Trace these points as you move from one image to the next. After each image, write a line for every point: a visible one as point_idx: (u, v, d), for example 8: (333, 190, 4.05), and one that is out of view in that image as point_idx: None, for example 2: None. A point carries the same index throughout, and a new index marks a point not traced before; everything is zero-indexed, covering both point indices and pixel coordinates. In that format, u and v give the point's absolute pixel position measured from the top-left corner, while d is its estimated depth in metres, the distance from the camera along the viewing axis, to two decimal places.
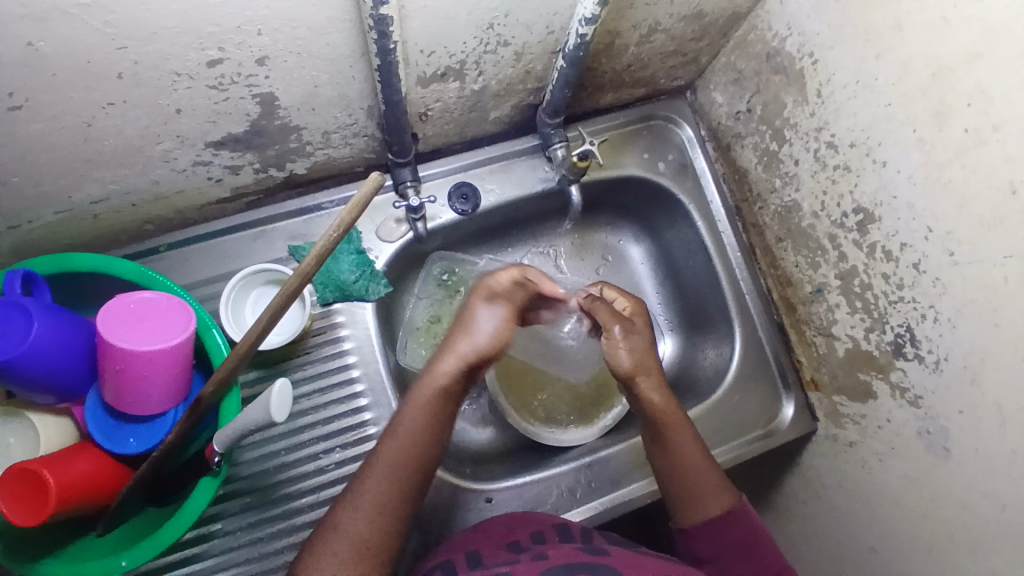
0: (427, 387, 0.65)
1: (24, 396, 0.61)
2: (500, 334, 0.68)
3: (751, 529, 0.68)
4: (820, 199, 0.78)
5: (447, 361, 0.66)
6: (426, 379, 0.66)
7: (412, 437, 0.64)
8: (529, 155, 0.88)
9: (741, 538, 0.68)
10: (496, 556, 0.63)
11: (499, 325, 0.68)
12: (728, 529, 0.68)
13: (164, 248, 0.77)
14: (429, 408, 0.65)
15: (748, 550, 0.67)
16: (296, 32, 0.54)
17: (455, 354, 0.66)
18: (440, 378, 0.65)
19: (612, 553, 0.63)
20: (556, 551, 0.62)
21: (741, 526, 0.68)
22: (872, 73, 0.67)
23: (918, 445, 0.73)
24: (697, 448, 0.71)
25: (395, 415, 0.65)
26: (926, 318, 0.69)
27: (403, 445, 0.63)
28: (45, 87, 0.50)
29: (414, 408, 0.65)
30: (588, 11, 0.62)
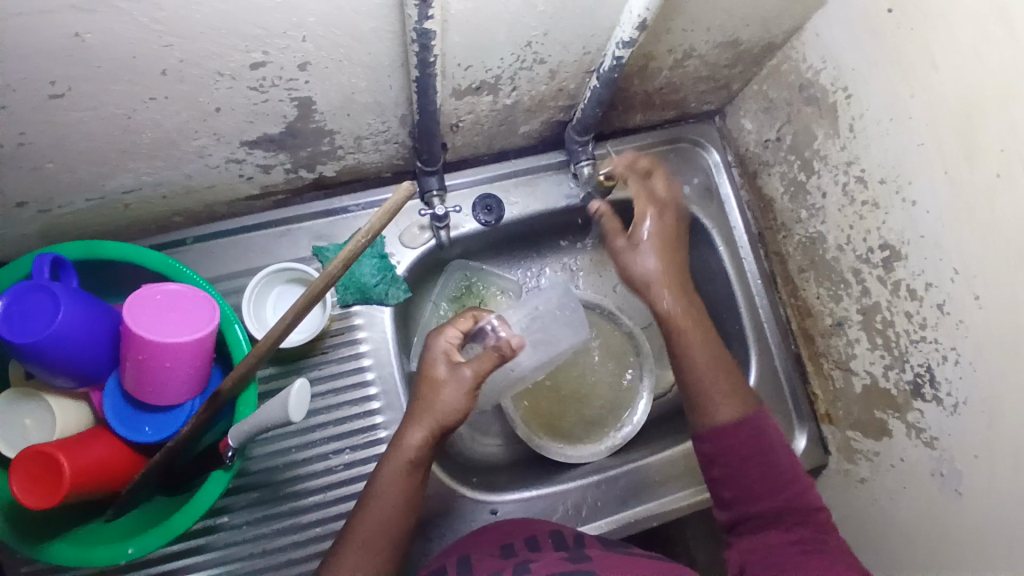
0: (394, 464, 0.65)
1: (45, 378, 0.62)
2: (462, 403, 0.65)
3: (766, 437, 0.71)
4: (846, 233, 0.78)
5: (414, 432, 0.65)
6: (393, 454, 0.65)
7: (381, 512, 0.64)
8: (555, 170, 0.88)
9: (758, 440, 0.71)
10: (486, 564, 0.65)
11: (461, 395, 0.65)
12: (747, 432, 0.71)
13: (191, 240, 0.78)
14: (401, 481, 0.65)
15: (762, 451, 0.70)
16: (338, 39, 0.55)
17: (422, 428, 0.65)
18: (406, 454, 0.65)
19: (594, 558, 0.64)
20: (539, 562, 0.63)
21: (759, 430, 0.71)
22: (905, 111, 0.67)
23: (929, 486, 0.72)
24: (716, 358, 0.75)
25: (369, 486, 0.65)
26: (947, 360, 0.68)
27: (377, 520, 0.63)
28: (88, 77, 0.51)
29: (384, 483, 0.64)
30: (627, 35, 0.62)
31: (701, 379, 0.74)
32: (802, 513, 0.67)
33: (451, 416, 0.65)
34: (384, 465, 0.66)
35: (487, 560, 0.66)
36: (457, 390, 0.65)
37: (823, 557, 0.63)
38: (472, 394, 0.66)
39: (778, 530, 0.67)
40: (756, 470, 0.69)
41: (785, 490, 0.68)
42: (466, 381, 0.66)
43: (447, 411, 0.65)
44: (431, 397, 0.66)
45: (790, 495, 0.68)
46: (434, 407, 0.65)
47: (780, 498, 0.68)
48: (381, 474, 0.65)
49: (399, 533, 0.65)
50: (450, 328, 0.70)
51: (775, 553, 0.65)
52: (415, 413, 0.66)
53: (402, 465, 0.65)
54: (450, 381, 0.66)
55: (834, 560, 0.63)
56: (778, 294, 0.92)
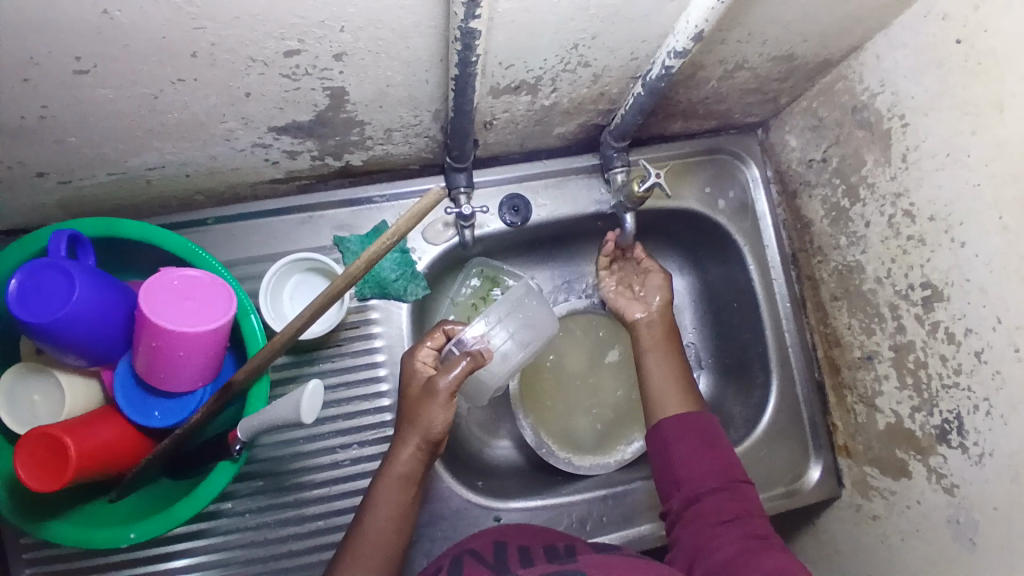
0: (387, 480, 0.64)
1: (57, 356, 0.61)
2: (439, 417, 0.64)
3: (713, 432, 0.70)
4: (886, 265, 0.75)
5: (404, 451, 0.65)
6: (385, 471, 0.65)
7: (376, 535, 0.62)
8: (587, 174, 0.86)
9: (708, 438, 0.70)
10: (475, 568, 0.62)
11: (437, 408, 0.63)
12: (696, 426, 0.71)
13: (211, 221, 0.77)
14: (395, 498, 0.64)
15: (707, 442, 0.69)
16: (378, 33, 0.52)
17: (411, 445, 0.65)
18: (398, 470, 0.64)
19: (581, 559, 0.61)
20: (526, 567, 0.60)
21: (706, 427, 0.71)
22: (964, 148, 0.63)
23: (945, 533, 0.70)
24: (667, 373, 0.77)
25: (363, 506, 0.64)
26: (979, 410, 0.65)
27: (374, 534, 0.63)
28: (117, 55, 0.49)
29: (379, 500, 0.64)
30: (680, 45, 0.59)
31: (652, 376, 0.77)
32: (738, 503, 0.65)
33: (436, 430, 0.64)
34: (377, 482, 0.65)
35: (478, 565, 0.63)
36: (430, 405, 0.63)
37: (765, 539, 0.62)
38: (449, 404, 0.64)
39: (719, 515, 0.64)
40: (698, 460, 0.68)
41: (727, 487, 0.66)
42: (440, 393, 0.63)
43: (431, 428, 0.64)
44: (415, 416, 0.64)
45: (728, 485, 0.66)
46: (419, 422, 0.64)
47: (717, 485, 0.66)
48: (375, 490, 0.65)
49: (397, 546, 0.63)
50: (422, 346, 0.68)
51: (717, 541, 0.62)
52: (402, 433, 0.65)
53: (396, 481, 0.64)
54: (428, 396, 0.64)
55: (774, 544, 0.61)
56: (807, 319, 0.89)
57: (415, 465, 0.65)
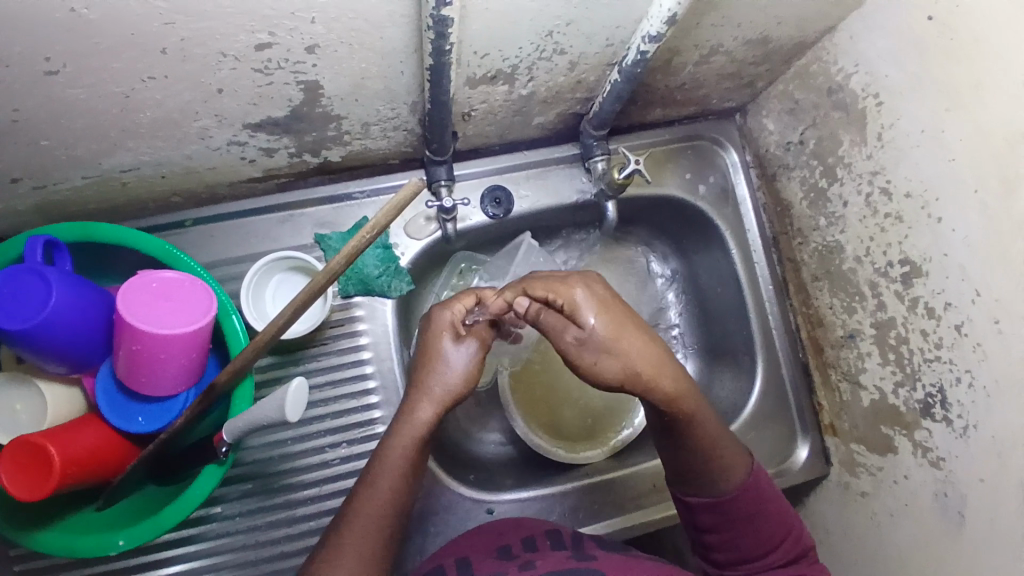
0: (404, 439, 0.62)
1: (36, 364, 0.60)
2: (470, 371, 0.65)
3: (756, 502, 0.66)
4: (865, 244, 0.75)
5: (425, 407, 0.63)
6: (403, 427, 0.62)
7: (386, 496, 0.60)
8: (567, 164, 0.85)
9: (755, 515, 0.66)
10: (484, 565, 0.63)
11: (470, 361, 0.65)
12: (735, 506, 0.66)
13: (190, 223, 0.76)
14: (407, 458, 0.62)
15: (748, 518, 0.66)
16: (352, 23, 0.52)
17: (432, 402, 0.63)
18: (418, 429, 0.62)
19: (599, 557, 0.63)
20: (543, 560, 0.62)
21: (747, 503, 0.66)
22: (939, 124, 0.64)
23: (933, 506, 0.71)
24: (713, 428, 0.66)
25: (373, 465, 0.62)
26: (961, 382, 0.66)
27: (384, 495, 0.60)
28: (85, 53, 0.48)
29: (393, 459, 0.61)
30: (655, 29, 0.59)
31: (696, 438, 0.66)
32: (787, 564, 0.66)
33: (461, 388, 0.64)
34: (390, 440, 0.62)
35: (488, 560, 0.64)
36: (465, 360, 0.65)
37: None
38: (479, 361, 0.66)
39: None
40: (744, 536, 0.66)
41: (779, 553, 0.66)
42: (475, 351, 0.65)
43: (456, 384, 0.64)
44: (440, 371, 0.64)
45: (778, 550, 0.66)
46: (446, 377, 0.64)
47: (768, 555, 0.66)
48: (387, 447, 0.62)
49: (400, 510, 0.61)
50: (456, 302, 0.67)
51: None
52: (427, 387, 0.64)
53: (412, 440, 0.62)
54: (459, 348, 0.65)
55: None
56: (790, 302, 0.90)
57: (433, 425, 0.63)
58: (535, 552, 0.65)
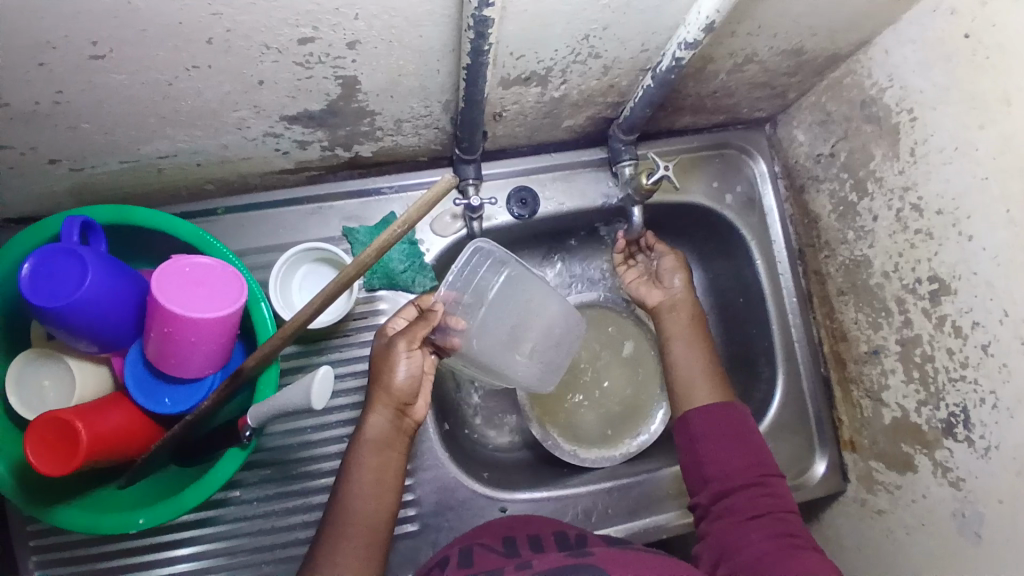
0: (358, 446, 0.65)
1: (69, 342, 0.61)
2: (413, 371, 0.65)
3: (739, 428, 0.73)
4: (893, 259, 0.75)
5: (374, 416, 0.65)
6: (356, 438, 0.65)
7: (353, 503, 0.63)
8: (594, 168, 0.86)
9: (739, 432, 0.73)
10: (488, 559, 0.63)
11: (409, 362, 0.65)
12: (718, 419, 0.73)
13: (221, 211, 0.77)
14: (369, 465, 0.64)
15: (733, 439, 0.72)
16: (392, 20, 0.52)
17: (378, 408, 0.65)
18: (369, 435, 0.65)
19: (597, 553, 0.62)
20: (540, 558, 0.61)
21: (734, 418, 0.74)
22: (973, 142, 0.63)
23: (951, 527, 0.70)
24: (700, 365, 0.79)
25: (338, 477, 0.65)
26: (985, 403, 0.65)
27: (352, 503, 0.63)
28: (132, 40, 0.49)
29: (352, 471, 0.64)
30: (691, 36, 0.59)
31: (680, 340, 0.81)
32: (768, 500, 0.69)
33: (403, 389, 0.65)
34: (349, 452, 0.65)
35: (490, 555, 0.64)
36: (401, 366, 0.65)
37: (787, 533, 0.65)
38: (416, 358, 0.66)
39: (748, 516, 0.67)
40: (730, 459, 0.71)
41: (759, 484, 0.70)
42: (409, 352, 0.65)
43: (396, 388, 0.65)
44: (384, 379, 0.65)
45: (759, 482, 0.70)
46: (384, 382, 0.65)
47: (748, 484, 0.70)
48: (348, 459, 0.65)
49: (379, 513, 0.64)
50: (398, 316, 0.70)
51: (749, 539, 0.65)
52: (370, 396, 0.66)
53: (367, 449, 0.65)
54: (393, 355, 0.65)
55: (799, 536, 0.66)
56: (813, 314, 0.89)
57: (386, 429, 0.65)
58: (536, 553, 0.64)
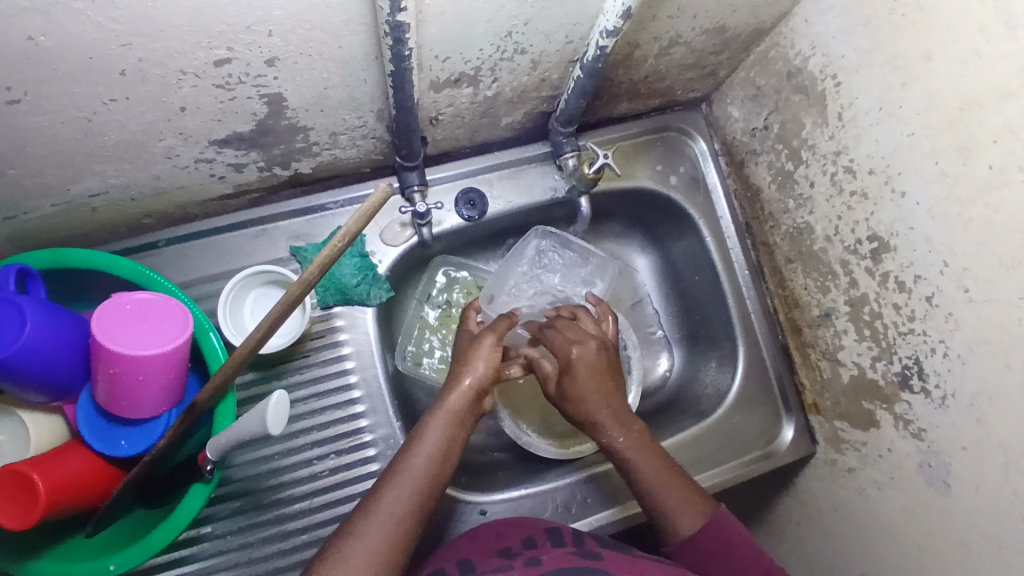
0: (443, 411, 0.67)
1: (17, 394, 0.59)
2: (496, 361, 0.71)
3: (725, 543, 0.66)
4: (834, 224, 0.77)
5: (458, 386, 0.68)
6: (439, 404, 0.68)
7: (422, 462, 0.64)
8: (539, 163, 0.86)
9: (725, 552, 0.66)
10: (488, 564, 0.63)
11: (495, 351, 0.71)
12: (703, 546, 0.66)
13: (163, 243, 0.75)
14: (444, 428, 0.66)
15: (721, 559, 0.66)
16: (309, 34, 0.52)
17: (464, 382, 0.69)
18: (455, 403, 0.67)
19: (605, 557, 0.62)
20: (547, 556, 0.62)
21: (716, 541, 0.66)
22: (896, 100, 0.66)
23: (919, 476, 0.72)
24: (659, 473, 0.70)
25: (414, 431, 0.66)
26: (935, 352, 0.67)
27: (423, 460, 0.64)
28: (45, 80, 0.48)
29: (429, 428, 0.66)
30: (611, 24, 0.60)
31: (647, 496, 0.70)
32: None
33: (489, 366, 0.70)
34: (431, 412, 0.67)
35: (490, 560, 0.64)
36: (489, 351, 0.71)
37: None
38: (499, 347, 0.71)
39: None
40: None
41: None
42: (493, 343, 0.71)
43: (484, 364, 0.70)
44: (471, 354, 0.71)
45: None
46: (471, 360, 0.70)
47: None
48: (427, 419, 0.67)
49: (440, 476, 0.64)
50: (471, 319, 0.79)
51: None
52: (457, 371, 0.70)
53: (450, 413, 0.67)
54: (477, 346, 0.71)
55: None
56: (766, 285, 0.91)
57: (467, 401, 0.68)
58: (540, 551, 0.65)
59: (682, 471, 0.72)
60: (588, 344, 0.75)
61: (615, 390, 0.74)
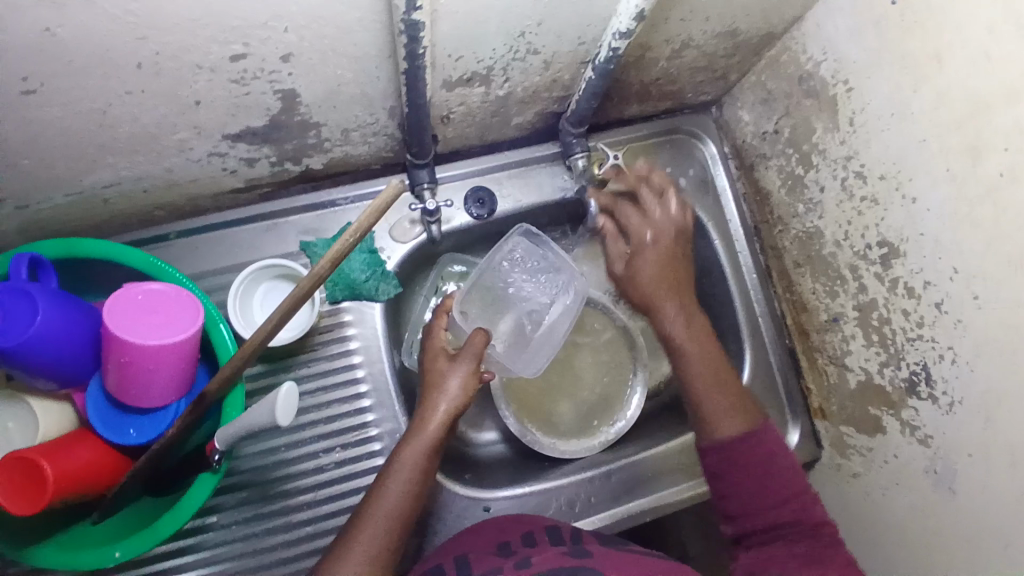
0: (416, 445, 0.67)
1: (27, 381, 0.60)
2: (468, 388, 0.70)
3: (766, 451, 0.70)
4: (843, 228, 0.77)
5: (430, 418, 0.68)
6: (411, 436, 0.68)
7: (396, 498, 0.64)
8: (548, 163, 0.87)
9: (766, 466, 0.69)
10: (484, 563, 0.63)
11: (467, 379, 0.70)
12: (749, 448, 0.70)
13: (174, 235, 0.76)
14: (417, 462, 0.66)
15: (759, 469, 0.69)
16: (323, 30, 0.53)
17: (437, 412, 0.68)
18: (427, 436, 0.67)
19: (597, 555, 0.62)
20: (540, 557, 0.62)
21: (762, 448, 0.70)
22: (907, 106, 0.66)
23: (924, 482, 0.72)
24: (711, 366, 0.77)
25: (386, 464, 0.67)
26: (944, 359, 0.67)
27: (397, 495, 0.64)
28: (61, 71, 0.49)
29: (402, 464, 0.66)
30: (624, 25, 0.60)
31: (690, 367, 0.77)
32: (807, 530, 0.66)
33: (461, 396, 0.69)
34: (402, 445, 0.67)
35: (488, 558, 0.64)
36: (460, 381, 0.70)
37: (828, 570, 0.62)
38: (472, 375, 0.71)
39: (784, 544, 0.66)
40: (764, 498, 0.68)
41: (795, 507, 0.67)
42: (467, 370, 0.71)
43: (456, 393, 0.70)
44: (441, 383, 0.70)
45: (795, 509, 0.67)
46: (442, 389, 0.70)
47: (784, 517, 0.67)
48: (399, 453, 0.67)
49: (413, 510, 0.65)
50: (438, 330, 0.77)
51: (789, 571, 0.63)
52: (429, 399, 0.69)
53: (422, 446, 0.67)
54: (451, 369, 0.71)
55: (834, 574, 0.61)
56: (774, 289, 0.91)
57: (440, 432, 0.68)
58: (535, 550, 0.65)
59: (741, 384, 0.77)
60: (664, 230, 0.84)
61: (683, 284, 0.83)
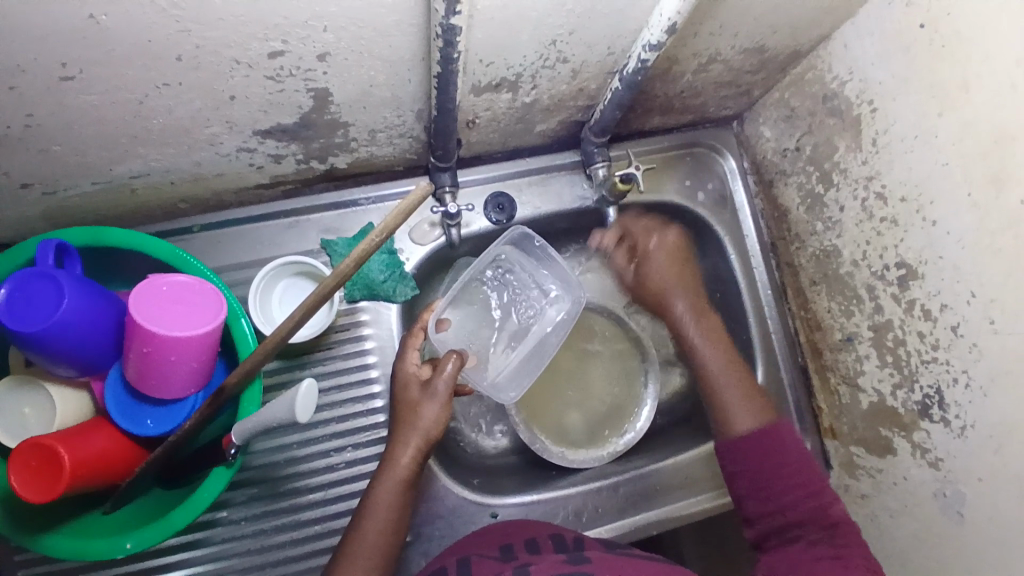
0: (389, 483, 0.64)
1: (47, 367, 0.61)
2: (442, 418, 0.66)
3: (780, 445, 0.72)
4: (861, 248, 0.77)
5: (403, 454, 0.65)
6: (384, 472, 0.65)
7: (374, 540, 0.62)
8: (568, 171, 0.88)
9: (778, 459, 0.70)
10: (484, 567, 0.62)
11: (440, 410, 0.66)
12: (758, 441, 0.72)
13: (198, 228, 0.77)
14: (392, 501, 0.64)
15: (774, 463, 0.70)
16: (361, 31, 0.53)
17: (410, 447, 0.65)
18: (400, 472, 0.64)
19: (594, 559, 0.62)
20: (539, 564, 0.60)
21: (775, 443, 0.71)
22: (932, 130, 0.66)
23: (933, 506, 0.71)
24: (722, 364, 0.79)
25: (362, 501, 0.64)
26: (958, 382, 0.67)
27: (376, 536, 0.63)
28: (103, 60, 0.49)
29: (377, 503, 0.64)
30: (655, 38, 0.61)
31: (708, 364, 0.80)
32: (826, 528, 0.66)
33: (433, 429, 0.65)
34: (376, 483, 0.65)
35: (487, 562, 0.63)
36: (431, 413, 0.65)
37: (848, 568, 0.62)
38: (445, 407, 0.66)
39: (802, 545, 0.65)
40: (780, 487, 0.69)
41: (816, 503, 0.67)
42: (441, 400, 0.66)
43: (429, 428, 0.65)
44: (411, 416, 0.66)
45: (813, 506, 0.67)
46: (414, 422, 0.65)
47: (803, 512, 0.67)
48: (373, 493, 0.64)
49: (394, 547, 0.64)
50: (411, 350, 0.69)
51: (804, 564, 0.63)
52: (399, 434, 0.65)
53: (396, 485, 0.64)
54: (424, 399, 0.66)
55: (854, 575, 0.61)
56: (788, 305, 0.91)
57: (414, 467, 0.65)
58: (535, 555, 0.64)
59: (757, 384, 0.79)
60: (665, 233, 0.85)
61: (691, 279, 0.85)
